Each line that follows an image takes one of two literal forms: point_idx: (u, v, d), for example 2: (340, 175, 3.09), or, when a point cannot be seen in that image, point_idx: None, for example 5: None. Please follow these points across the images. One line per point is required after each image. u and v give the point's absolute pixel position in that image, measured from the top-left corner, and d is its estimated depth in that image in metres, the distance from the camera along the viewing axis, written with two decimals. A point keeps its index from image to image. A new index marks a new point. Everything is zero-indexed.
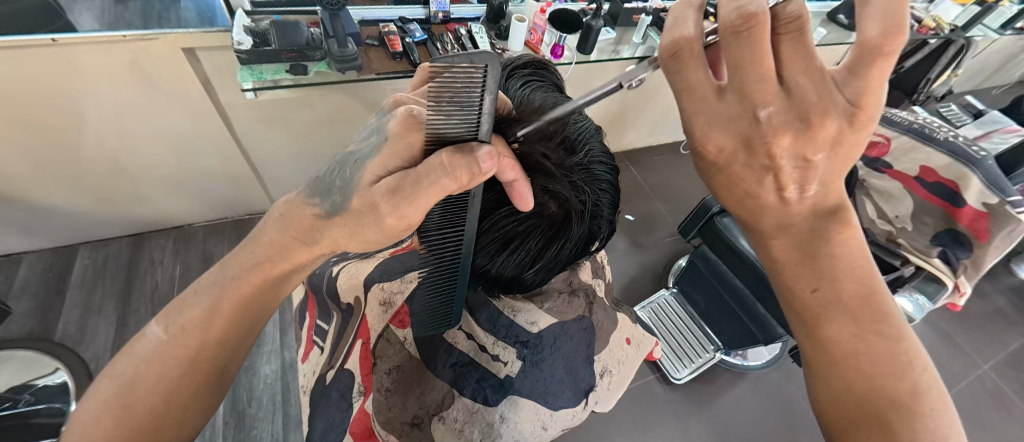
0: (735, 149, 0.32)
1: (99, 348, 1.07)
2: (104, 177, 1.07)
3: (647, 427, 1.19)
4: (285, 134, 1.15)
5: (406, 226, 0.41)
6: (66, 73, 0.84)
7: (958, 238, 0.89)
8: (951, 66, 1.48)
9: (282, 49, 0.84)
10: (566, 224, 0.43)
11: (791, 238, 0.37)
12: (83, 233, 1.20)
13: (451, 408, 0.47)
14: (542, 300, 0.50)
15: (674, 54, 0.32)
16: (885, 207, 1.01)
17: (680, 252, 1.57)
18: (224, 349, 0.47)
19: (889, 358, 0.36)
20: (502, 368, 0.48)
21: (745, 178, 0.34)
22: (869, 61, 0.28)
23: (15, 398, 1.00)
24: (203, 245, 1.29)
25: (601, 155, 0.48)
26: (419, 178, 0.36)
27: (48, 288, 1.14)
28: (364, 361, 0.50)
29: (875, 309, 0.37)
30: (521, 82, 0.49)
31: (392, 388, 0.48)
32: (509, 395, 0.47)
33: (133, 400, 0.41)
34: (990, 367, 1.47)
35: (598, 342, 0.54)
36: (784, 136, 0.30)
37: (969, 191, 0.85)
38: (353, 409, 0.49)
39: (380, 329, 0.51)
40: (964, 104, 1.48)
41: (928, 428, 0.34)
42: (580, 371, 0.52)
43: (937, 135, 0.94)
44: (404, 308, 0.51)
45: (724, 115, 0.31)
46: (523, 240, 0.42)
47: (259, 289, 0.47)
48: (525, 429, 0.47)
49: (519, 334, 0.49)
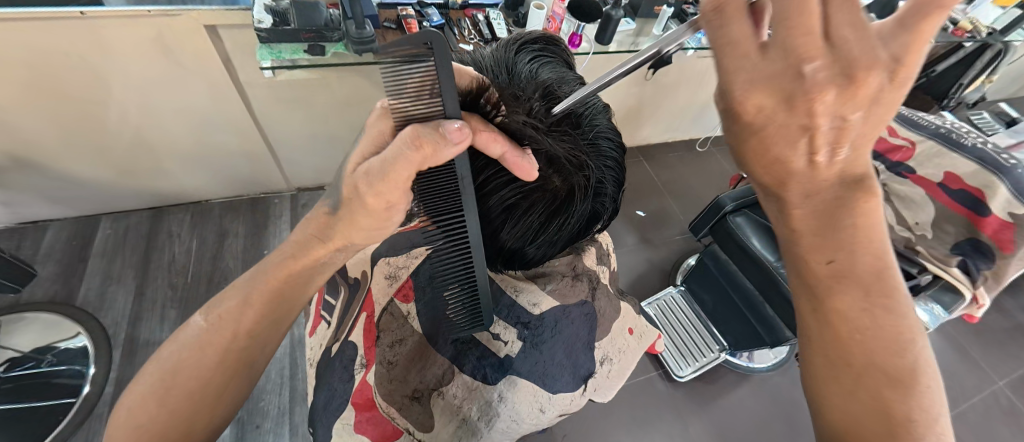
0: (777, 106, 0.30)
1: (118, 315, 1.11)
2: (127, 149, 1.10)
3: (648, 423, 1.19)
4: (302, 114, 1.17)
5: (389, 206, 0.42)
6: (94, 45, 0.86)
7: (979, 247, 0.87)
8: (986, 71, 1.42)
9: (301, 29, 0.85)
10: (568, 200, 0.43)
11: (813, 207, 0.36)
12: (105, 204, 1.23)
13: (450, 384, 0.48)
14: (544, 282, 0.51)
15: (716, 9, 0.30)
16: (905, 212, 0.98)
17: (690, 250, 1.55)
18: (256, 342, 0.47)
19: (893, 336, 0.36)
20: (502, 347, 0.49)
21: (778, 142, 0.32)
22: (919, 30, 0.29)
23: (39, 357, 1.03)
24: (219, 221, 1.31)
25: (607, 131, 0.47)
26: (388, 158, 0.37)
27: (71, 255, 1.19)
28: (367, 334, 0.51)
29: (887, 283, 0.36)
30: (530, 56, 0.47)
31: (395, 362, 0.48)
32: (508, 375, 0.48)
33: (173, 384, 0.43)
34: (1005, 384, 1.43)
35: (599, 329, 0.54)
36: (828, 92, 0.29)
37: (996, 200, 0.83)
38: (355, 380, 0.49)
39: (385, 303, 0.52)
40: (996, 111, 1.42)
41: (925, 406, 0.35)
42: (580, 356, 0.52)
43: (965, 141, 0.92)
44: (408, 282, 0.53)
45: (768, 71, 0.30)
46: (525, 212, 0.43)
47: (285, 283, 0.48)
48: (522, 410, 0.48)
49: (520, 316, 0.50)
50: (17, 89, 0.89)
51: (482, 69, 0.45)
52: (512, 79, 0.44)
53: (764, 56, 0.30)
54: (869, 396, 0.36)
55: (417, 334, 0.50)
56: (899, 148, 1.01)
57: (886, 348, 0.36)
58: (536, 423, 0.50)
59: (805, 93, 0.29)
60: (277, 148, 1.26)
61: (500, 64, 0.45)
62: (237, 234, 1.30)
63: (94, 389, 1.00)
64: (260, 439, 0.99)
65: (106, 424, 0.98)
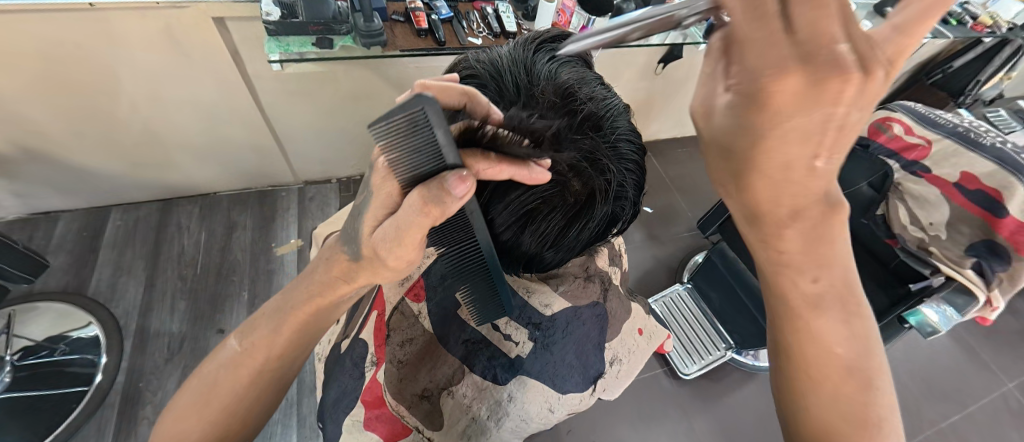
0: (804, 93, 0.27)
1: (129, 306, 1.12)
2: (136, 142, 1.11)
3: (652, 420, 1.19)
4: (308, 107, 1.17)
5: (410, 262, 0.41)
6: (103, 38, 0.87)
7: (995, 250, 0.85)
8: (1004, 68, 1.39)
9: (309, 21, 0.84)
10: (588, 204, 0.43)
11: (804, 226, 0.35)
12: (116, 195, 1.24)
13: (461, 383, 0.48)
14: (556, 283, 0.50)
15: None
16: (918, 212, 0.97)
17: (697, 247, 1.54)
18: (285, 360, 0.48)
19: (858, 341, 0.38)
20: (513, 348, 0.49)
21: (791, 136, 0.29)
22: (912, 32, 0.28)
23: (52, 347, 1.04)
24: (227, 213, 1.32)
25: (628, 134, 0.47)
26: (400, 225, 0.36)
27: (82, 246, 1.20)
28: (378, 332, 0.51)
29: (852, 294, 0.38)
30: (549, 56, 0.46)
31: (405, 361, 0.48)
32: (519, 375, 0.48)
33: (209, 403, 0.44)
34: (1015, 386, 1.41)
35: (609, 330, 0.54)
36: (852, 81, 0.26)
37: (1014, 200, 0.81)
38: (366, 378, 0.50)
39: (396, 302, 0.52)
40: (1014, 108, 1.39)
41: (881, 405, 0.36)
42: (590, 356, 0.52)
43: (982, 139, 0.91)
44: (420, 282, 0.52)
45: (795, 50, 0.26)
46: (546, 217, 0.42)
47: (314, 313, 0.47)
48: (532, 409, 0.48)
49: (532, 317, 0.49)
50: (28, 80, 0.89)
51: (501, 70, 0.44)
52: (532, 81, 0.43)
53: (791, 43, 0.26)
54: (838, 398, 0.37)
55: (428, 333, 0.50)
56: (914, 147, 0.98)
57: (853, 355, 0.37)
58: (545, 422, 0.50)
59: (838, 78, 0.26)
60: (284, 141, 1.26)
61: (518, 65, 0.44)
62: (245, 227, 1.30)
63: (105, 378, 1.02)
64: (268, 430, 1.00)
65: (118, 413, 0.99)
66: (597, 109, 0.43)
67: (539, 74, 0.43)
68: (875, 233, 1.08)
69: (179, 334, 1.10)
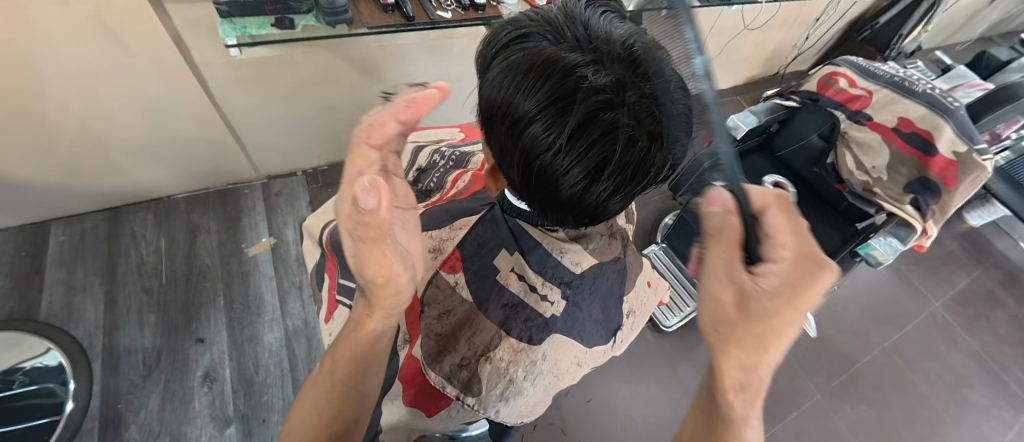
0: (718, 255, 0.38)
1: (91, 326, 1.03)
2: (71, 146, 1.00)
3: (643, 373, 1.27)
4: (267, 95, 1.10)
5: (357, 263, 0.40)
6: (21, 29, 0.76)
7: (928, 185, 0.96)
8: (922, 22, 1.53)
9: (265, 1, 0.78)
10: (653, 149, 0.40)
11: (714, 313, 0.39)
12: (54, 208, 1.12)
13: (498, 348, 0.48)
14: (586, 241, 0.50)
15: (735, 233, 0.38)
16: (862, 158, 1.06)
17: (668, 208, 1.62)
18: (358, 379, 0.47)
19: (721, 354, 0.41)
20: (548, 308, 0.49)
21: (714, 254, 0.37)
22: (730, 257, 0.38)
23: (10, 379, 0.97)
24: (186, 217, 1.23)
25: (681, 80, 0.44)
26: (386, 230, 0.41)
27: (22, 267, 1.08)
28: (411, 309, 0.52)
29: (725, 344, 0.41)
30: (597, 9, 0.43)
31: (442, 334, 0.49)
32: (552, 334, 0.50)
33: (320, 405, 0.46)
34: (940, 304, 1.62)
35: (628, 283, 0.56)
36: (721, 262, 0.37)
37: (943, 140, 0.94)
38: (401, 355, 0.52)
39: (430, 276, 0.51)
40: (932, 58, 1.54)
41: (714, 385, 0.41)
42: (612, 311, 0.55)
43: (915, 87, 1.01)
44: (454, 254, 0.52)
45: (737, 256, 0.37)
46: (615, 165, 0.39)
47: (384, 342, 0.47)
48: (563, 364, 0.52)
49: (564, 275, 0.50)
50: None
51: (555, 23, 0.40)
52: (589, 32, 0.39)
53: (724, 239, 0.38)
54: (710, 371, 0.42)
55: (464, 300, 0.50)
56: (858, 98, 1.07)
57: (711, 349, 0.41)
58: (573, 374, 0.55)
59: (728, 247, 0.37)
60: (241, 134, 1.18)
61: (572, 19, 0.40)
62: (209, 229, 1.22)
63: (77, 404, 0.94)
64: (269, 433, 0.98)
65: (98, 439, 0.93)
66: (655, 54, 0.40)
67: (594, 22, 0.40)
68: (825, 180, 1.18)
69: (154, 349, 1.03)
